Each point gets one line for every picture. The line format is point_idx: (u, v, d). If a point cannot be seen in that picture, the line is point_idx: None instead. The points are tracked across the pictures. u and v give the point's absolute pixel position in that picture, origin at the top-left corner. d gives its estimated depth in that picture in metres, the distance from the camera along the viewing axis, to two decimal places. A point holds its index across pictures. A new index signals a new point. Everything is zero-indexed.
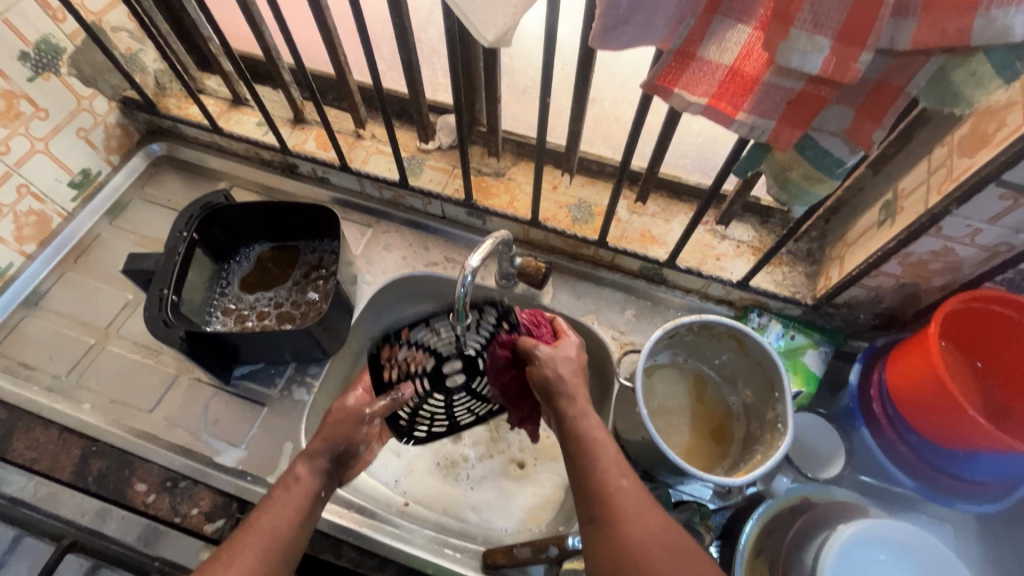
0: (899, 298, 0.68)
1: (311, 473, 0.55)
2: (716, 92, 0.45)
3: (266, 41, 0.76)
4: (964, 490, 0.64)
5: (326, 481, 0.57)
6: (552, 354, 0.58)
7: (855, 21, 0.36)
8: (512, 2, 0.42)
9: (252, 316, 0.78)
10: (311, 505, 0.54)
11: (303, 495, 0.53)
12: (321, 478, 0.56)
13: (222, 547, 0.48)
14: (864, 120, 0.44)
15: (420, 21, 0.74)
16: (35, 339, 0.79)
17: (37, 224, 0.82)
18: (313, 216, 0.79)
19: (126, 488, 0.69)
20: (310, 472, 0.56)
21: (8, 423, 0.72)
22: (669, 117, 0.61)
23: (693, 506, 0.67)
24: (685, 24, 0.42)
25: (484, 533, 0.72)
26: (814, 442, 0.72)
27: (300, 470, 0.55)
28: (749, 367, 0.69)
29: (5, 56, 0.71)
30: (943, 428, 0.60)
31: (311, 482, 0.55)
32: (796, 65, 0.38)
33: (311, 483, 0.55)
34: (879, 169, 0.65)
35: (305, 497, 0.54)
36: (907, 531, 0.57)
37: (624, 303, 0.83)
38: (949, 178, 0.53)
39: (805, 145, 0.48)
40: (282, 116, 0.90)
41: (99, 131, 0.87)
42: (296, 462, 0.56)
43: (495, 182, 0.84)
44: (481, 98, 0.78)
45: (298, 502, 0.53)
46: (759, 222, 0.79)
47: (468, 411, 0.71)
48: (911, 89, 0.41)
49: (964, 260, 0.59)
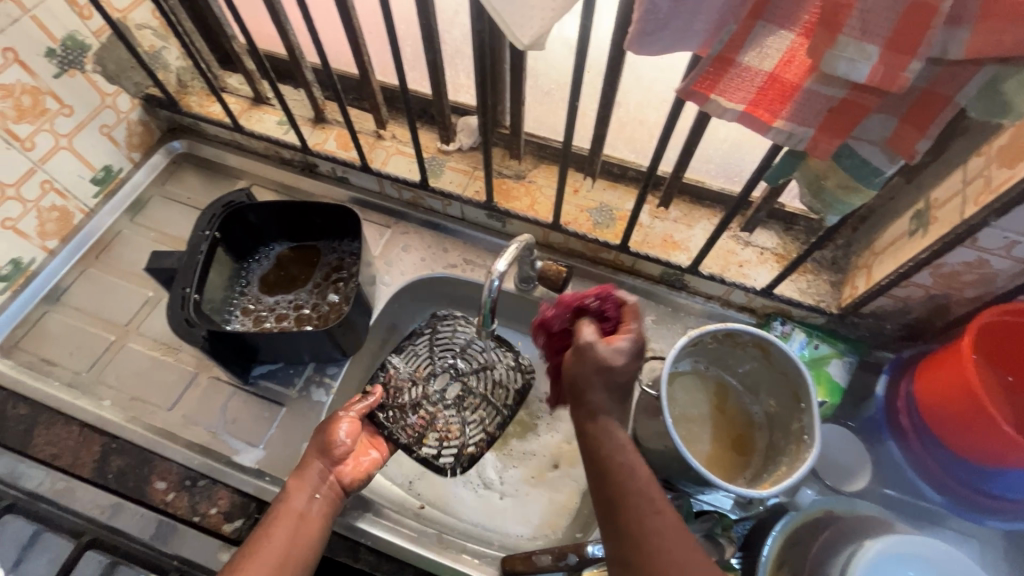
0: (928, 309, 0.67)
1: (302, 482, 0.61)
2: (753, 99, 0.44)
3: (290, 41, 0.76)
4: (992, 507, 0.63)
5: (320, 486, 0.61)
6: (597, 347, 0.53)
7: (906, 29, 0.35)
8: (550, 5, 0.41)
9: (272, 315, 0.78)
10: (303, 515, 0.58)
11: (297, 505, 0.59)
12: (311, 485, 0.61)
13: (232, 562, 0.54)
14: (907, 129, 0.43)
15: (445, 22, 0.73)
16: (57, 335, 0.80)
17: (59, 220, 0.82)
18: (333, 216, 0.78)
19: (145, 486, 0.69)
20: (302, 480, 0.61)
21: (29, 419, 0.73)
22: (698, 123, 0.60)
23: (715, 516, 0.67)
24: (726, 30, 0.42)
25: (500, 539, 0.72)
26: (837, 455, 0.71)
27: (296, 482, 0.61)
28: (773, 377, 0.68)
29: (33, 53, 0.71)
30: (972, 441, 0.59)
31: (304, 493, 0.60)
32: (842, 73, 0.38)
33: (303, 491, 0.60)
34: (911, 178, 0.64)
35: (301, 507, 0.59)
36: (928, 544, 0.56)
37: (644, 309, 0.82)
38: (986, 189, 0.52)
39: (842, 153, 0.47)
40: (303, 116, 0.90)
41: (121, 128, 0.87)
42: (290, 477, 0.62)
43: (515, 185, 0.84)
44: (505, 100, 0.77)
45: (298, 512, 0.58)
46: (783, 229, 0.78)
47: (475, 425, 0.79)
48: (959, 98, 0.40)
49: (998, 273, 0.58)
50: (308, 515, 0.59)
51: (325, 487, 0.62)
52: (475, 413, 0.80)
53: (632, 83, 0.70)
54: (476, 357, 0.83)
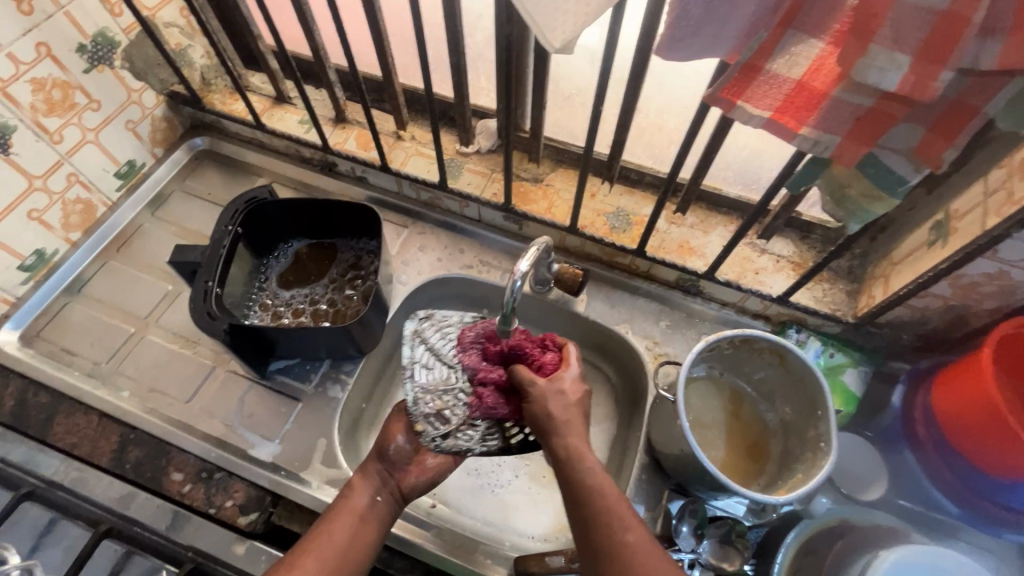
0: (946, 320, 0.67)
1: (364, 483, 0.61)
2: (780, 106, 0.45)
3: (315, 41, 0.77)
4: (1008, 520, 0.63)
5: (382, 487, 0.62)
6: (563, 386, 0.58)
7: (938, 39, 0.36)
8: (584, 9, 0.42)
9: (289, 312, 0.79)
10: (365, 515, 0.58)
11: (358, 505, 0.59)
12: (374, 486, 0.61)
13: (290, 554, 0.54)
14: (935, 139, 0.43)
15: (469, 26, 0.74)
16: (77, 325, 0.81)
17: (83, 213, 0.84)
18: (353, 215, 0.79)
19: (162, 476, 0.70)
20: (366, 481, 0.61)
21: (49, 407, 0.74)
22: (720, 130, 0.61)
23: (730, 522, 0.66)
24: (756, 37, 0.42)
25: (511, 539, 0.72)
26: (853, 464, 0.70)
27: (361, 482, 0.61)
28: (790, 384, 0.68)
29: (64, 48, 0.73)
30: (992, 454, 0.59)
31: (366, 492, 0.60)
32: (872, 81, 0.38)
33: (366, 490, 0.60)
34: (932, 188, 0.64)
35: (363, 507, 0.59)
36: (951, 558, 0.55)
37: (659, 314, 0.83)
38: (1009, 201, 0.52)
39: (867, 162, 0.47)
40: (324, 115, 0.91)
41: (145, 124, 0.88)
42: (355, 475, 0.62)
43: (533, 188, 0.84)
44: (525, 103, 0.78)
45: (358, 512, 0.58)
46: (799, 237, 0.78)
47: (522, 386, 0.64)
48: (987, 109, 0.40)
49: (1017, 284, 0.58)
50: (371, 517, 0.59)
51: (387, 489, 0.62)
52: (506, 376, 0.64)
53: (654, 89, 0.70)
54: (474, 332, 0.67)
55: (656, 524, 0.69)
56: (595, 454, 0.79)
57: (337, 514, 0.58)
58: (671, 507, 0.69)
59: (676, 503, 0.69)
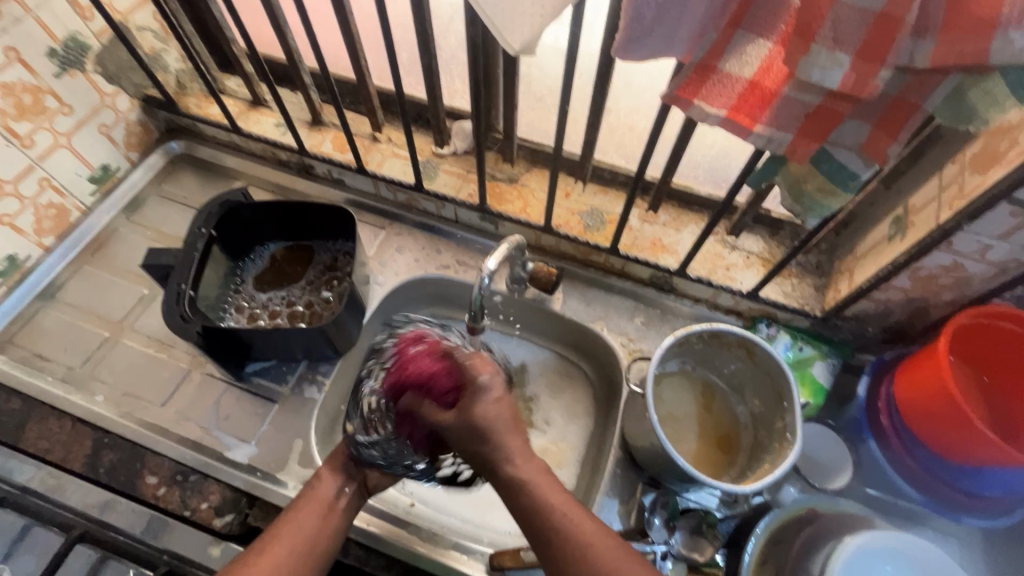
0: (908, 312, 0.68)
1: (333, 473, 0.61)
2: (735, 104, 0.46)
3: (288, 44, 0.77)
4: (971, 504, 0.65)
5: (351, 479, 0.62)
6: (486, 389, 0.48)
7: (875, 39, 0.37)
8: (541, 10, 0.43)
9: (265, 314, 0.79)
10: (330, 508, 0.58)
11: (326, 495, 0.58)
12: (343, 477, 0.61)
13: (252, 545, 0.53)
14: (880, 135, 0.45)
15: (441, 28, 0.75)
16: (50, 330, 0.80)
17: (56, 217, 0.83)
18: (328, 216, 0.80)
19: (137, 480, 0.69)
20: (334, 472, 0.61)
21: (22, 413, 0.73)
22: (684, 130, 0.62)
23: (700, 514, 0.68)
24: (707, 38, 0.44)
25: (489, 535, 0.73)
26: (819, 454, 0.72)
27: (328, 471, 0.61)
28: (758, 377, 0.70)
29: (35, 52, 0.73)
30: (950, 441, 0.60)
31: (334, 483, 0.60)
32: (815, 79, 0.39)
33: (333, 481, 0.60)
34: (890, 184, 0.66)
35: (330, 496, 0.59)
36: (905, 542, 0.57)
37: (633, 311, 0.84)
38: (960, 195, 0.54)
39: (820, 158, 0.49)
40: (300, 118, 0.92)
41: (120, 128, 0.88)
42: (322, 465, 0.62)
43: (508, 188, 0.85)
44: (498, 104, 0.79)
45: (326, 502, 0.58)
46: (769, 234, 0.80)
47: None
48: (926, 106, 0.42)
49: (972, 276, 0.60)
50: (335, 510, 0.58)
51: (355, 481, 0.62)
52: None
53: (622, 89, 0.72)
54: None
55: (629, 519, 0.69)
56: (572, 451, 0.80)
57: (302, 506, 0.57)
58: (644, 500, 0.69)
59: (649, 496, 0.70)
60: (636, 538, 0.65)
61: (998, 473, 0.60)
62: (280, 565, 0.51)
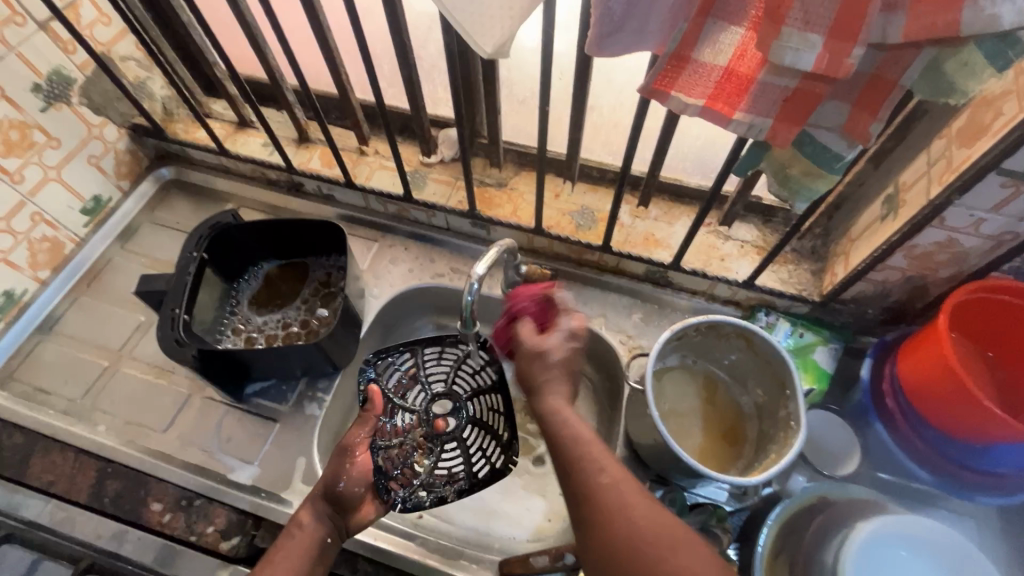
0: (907, 292, 0.68)
1: (316, 518, 0.59)
2: (712, 93, 0.45)
3: (270, 64, 0.78)
4: (982, 483, 0.63)
5: (332, 527, 0.59)
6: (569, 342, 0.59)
7: (847, 16, 0.37)
8: (509, 13, 0.43)
9: (261, 336, 0.79)
10: (316, 554, 0.57)
11: (310, 543, 0.57)
12: (326, 525, 0.59)
13: None
14: (860, 114, 0.44)
15: (419, 38, 0.76)
16: (49, 364, 0.81)
17: (51, 250, 0.84)
18: (319, 233, 0.80)
19: (141, 508, 0.69)
20: (316, 518, 0.59)
21: (25, 447, 0.74)
22: (667, 123, 0.62)
23: (709, 508, 0.67)
24: (678, 28, 0.43)
25: (499, 541, 0.72)
26: (829, 440, 0.71)
27: (309, 515, 0.59)
28: (759, 366, 0.69)
29: (19, 88, 0.73)
30: (958, 418, 0.59)
31: (320, 528, 0.58)
32: (789, 62, 0.39)
33: (317, 529, 0.58)
34: (878, 163, 0.65)
35: (313, 546, 0.57)
36: (912, 523, 0.57)
37: (631, 307, 0.83)
38: (949, 168, 0.54)
39: (803, 141, 0.48)
40: (287, 137, 0.92)
41: (109, 158, 0.88)
42: (302, 508, 0.60)
43: (497, 193, 0.85)
44: (481, 111, 0.79)
45: (305, 550, 0.56)
46: (761, 222, 0.80)
47: (476, 438, 0.71)
48: (904, 81, 0.42)
49: (969, 251, 0.59)
50: (320, 559, 0.57)
51: (337, 529, 0.60)
52: (466, 433, 0.71)
53: (602, 86, 0.72)
54: (469, 379, 0.74)
55: None
56: None
57: (289, 538, 0.57)
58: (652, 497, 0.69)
59: (656, 493, 0.69)
60: None
61: (1007, 449, 0.58)
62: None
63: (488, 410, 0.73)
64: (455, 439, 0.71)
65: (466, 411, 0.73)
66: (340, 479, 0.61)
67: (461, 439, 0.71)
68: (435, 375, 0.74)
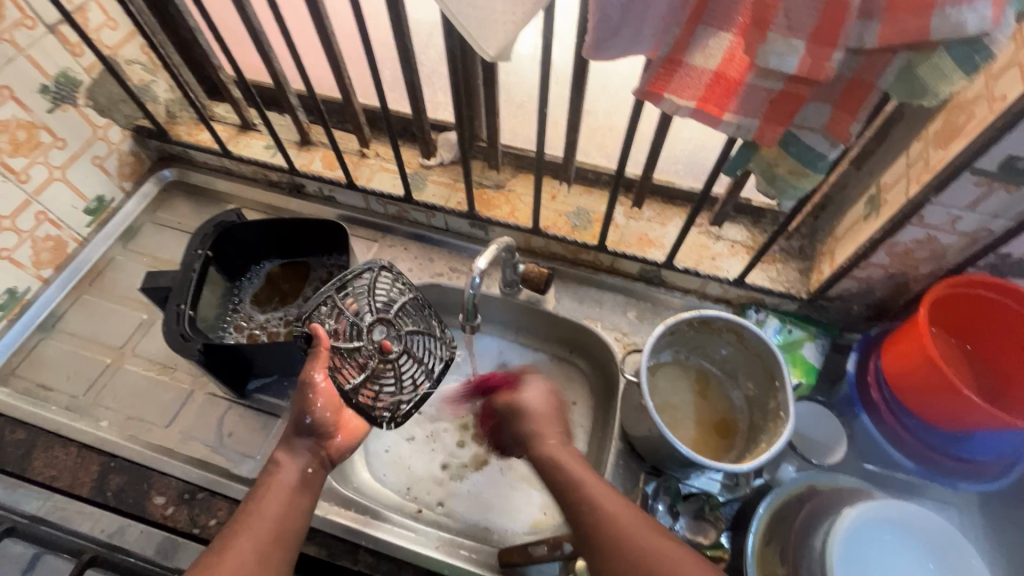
0: (889, 289, 0.71)
1: (292, 454, 0.59)
2: (703, 95, 0.48)
3: (274, 68, 0.80)
4: (964, 471, 0.66)
5: (312, 459, 0.60)
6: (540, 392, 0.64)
7: (827, 23, 0.39)
8: (512, 18, 0.45)
9: (264, 333, 0.80)
10: (296, 489, 0.56)
11: (288, 484, 0.56)
12: (304, 457, 0.59)
13: (216, 540, 0.51)
14: (841, 115, 0.47)
15: (421, 44, 0.78)
16: (51, 361, 0.81)
17: (54, 249, 0.85)
18: (321, 232, 0.81)
19: (144, 501, 0.70)
20: (293, 455, 0.59)
21: (27, 442, 0.74)
22: (660, 126, 0.65)
23: (702, 497, 0.69)
24: (671, 33, 0.46)
25: (499, 533, 0.74)
26: (812, 430, 0.73)
27: (286, 454, 0.59)
28: (749, 360, 0.72)
29: (28, 90, 0.75)
30: (939, 408, 0.62)
31: (297, 464, 0.59)
32: (774, 66, 0.42)
33: (296, 465, 0.58)
34: (860, 164, 0.68)
35: (294, 480, 0.57)
36: (891, 505, 0.59)
37: (626, 305, 0.86)
38: (926, 168, 0.57)
39: (789, 141, 0.51)
40: (289, 139, 0.94)
41: (112, 159, 0.90)
42: (278, 450, 0.60)
43: (495, 194, 0.88)
44: (481, 115, 0.81)
45: (289, 486, 0.56)
46: (751, 222, 0.82)
47: (425, 349, 0.69)
48: (880, 84, 0.45)
49: (947, 248, 0.62)
50: (302, 490, 0.57)
51: (316, 461, 0.60)
52: (411, 352, 0.68)
53: (598, 90, 0.75)
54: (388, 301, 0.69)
55: None
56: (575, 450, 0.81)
57: (266, 490, 0.55)
58: (646, 489, 0.71)
59: (651, 484, 0.71)
60: None
61: None
62: (247, 558, 0.49)
63: (416, 318, 0.70)
64: (404, 362, 0.67)
65: (397, 327, 0.68)
66: (308, 413, 0.61)
67: (413, 351, 0.68)
68: (361, 309, 0.68)
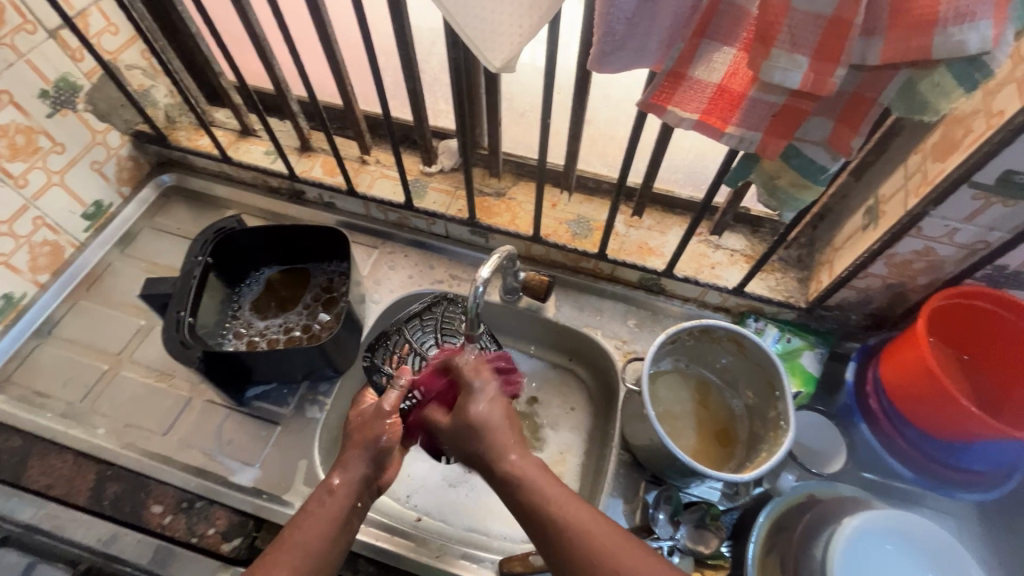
0: (887, 299, 0.72)
1: (349, 483, 0.54)
2: (706, 108, 0.49)
3: (276, 75, 0.80)
4: (962, 479, 0.66)
5: (363, 493, 0.55)
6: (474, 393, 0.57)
7: (829, 40, 0.40)
8: (518, 31, 0.45)
9: (263, 340, 0.80)
10: (344, 520, 0.53)
11: (343, 506, 0.53)
12: (358, 491, 0.55)
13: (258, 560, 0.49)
14: (843, 129, 0.48)
15: (424, 52, 0.78)
16: (47, 366, 0.81)
17: (51, 254, 0.84)
18: (321, 239, 0.81)
19: (142, 509, 0.69)
20: (348, 483, 0.54)
21: (22, 450, 0.73)
22: (661, 137, 0.65)
23: (704, 506, 0.69)
24: (675, 48, 0.46)
25: (499, 541, 0.73)
26: (813, 441, 0.74)
27: (342, 477, 0.55)
28: (749, 369, 0.72)
29: (27, 95, 0.74)
30: (938, 417, 0.62)
31: (349, 495, 0.54)
32: (778, 80, 0.42)
33: (347, 496, 0.54)
34: (859, 176, 0.69)
35: (342, 510, 0.53)
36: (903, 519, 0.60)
37: (626, 313, 0.86)
38: (924, 181, 0.57)
39: (790, 154, 0.52)
40: (290, 145, 0.94)
41: (111, 163, 0.89)
42: (334, 470, 0.55)
43: (496, 202, 0.88)
44: (482, 122, 0.81)
45: (336, 515, 0.52)
46: (750, 232, 0.83)
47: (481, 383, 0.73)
48: (882, 100, 0.45)
49: (944, 259, 0.63)
50: (348, 521, 0.53)
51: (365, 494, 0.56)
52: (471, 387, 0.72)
53: (600, 100, 0.75)
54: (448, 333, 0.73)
55: (634, 516, 0.70)
56: (573, 458, 0.81)
57: (309, 514, 0.52)
58: (647, 497, 0.71)
59: (653, 493, 0.71)
60: (642, 535, 0.68)
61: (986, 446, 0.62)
62: None
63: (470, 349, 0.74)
64: None
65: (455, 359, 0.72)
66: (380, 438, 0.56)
67: None
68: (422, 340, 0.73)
